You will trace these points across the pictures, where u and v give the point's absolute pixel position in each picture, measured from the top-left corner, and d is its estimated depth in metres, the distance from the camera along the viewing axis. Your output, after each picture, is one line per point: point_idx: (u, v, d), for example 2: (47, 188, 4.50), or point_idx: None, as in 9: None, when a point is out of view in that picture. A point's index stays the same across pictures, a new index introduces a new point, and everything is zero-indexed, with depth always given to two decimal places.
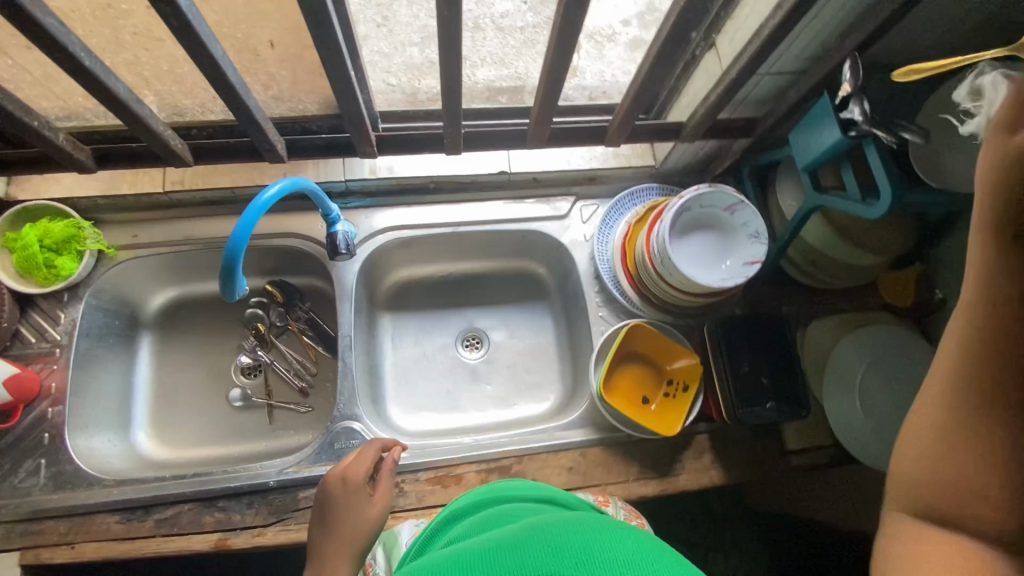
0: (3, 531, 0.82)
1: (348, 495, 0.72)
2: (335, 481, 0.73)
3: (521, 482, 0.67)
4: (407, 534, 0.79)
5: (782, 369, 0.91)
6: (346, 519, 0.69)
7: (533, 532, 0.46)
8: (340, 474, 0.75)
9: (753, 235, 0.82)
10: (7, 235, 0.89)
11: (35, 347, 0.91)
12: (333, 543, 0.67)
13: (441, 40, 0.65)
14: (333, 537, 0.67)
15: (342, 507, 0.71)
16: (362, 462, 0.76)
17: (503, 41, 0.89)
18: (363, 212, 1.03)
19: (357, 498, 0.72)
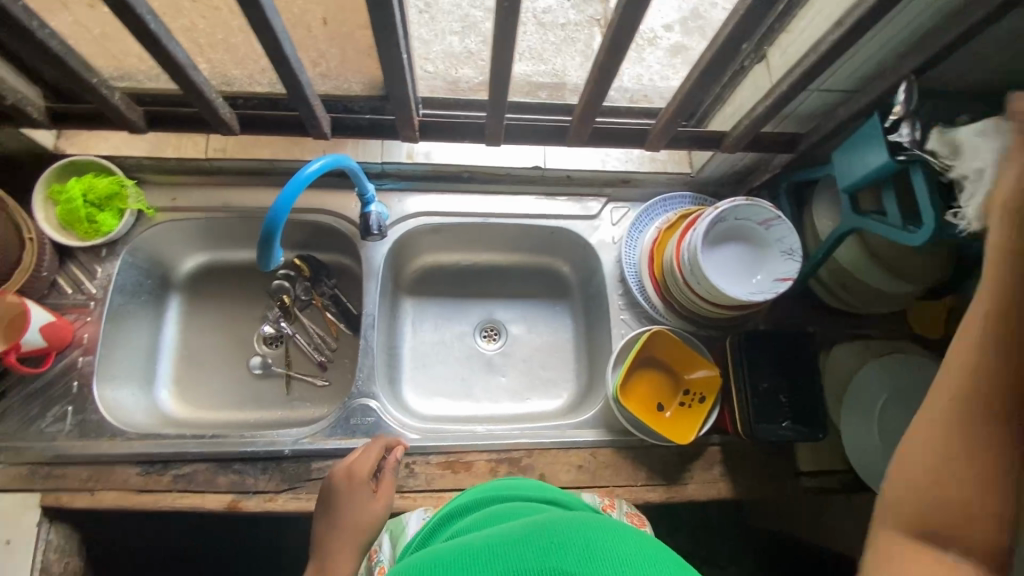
0: (27, 472, 0.84)
1: (351, 492, 0.76)
2: (340, 478, 0.78)
3: (522, 483, 0.67)
4: (414, 524, 0.82)
5: (802, 390, 0.90)
6: (348, 515, 0.73)
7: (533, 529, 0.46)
8: (345, 472, 0.79)
9: (787, 252, 0.82)
10: (53, 186, 0.91)
11: (70, 298, 0.93)
12: (337, 539, 0.71)
13: (497, 31, 0.65)
14: (337, 533, 0.72)
15: (344, 504, 0.75)
16: (366, 460, 0.80)
17: (543, 37, 0.84)
18: (396, 195, 1.05)
19: (361, 495, 0.76)
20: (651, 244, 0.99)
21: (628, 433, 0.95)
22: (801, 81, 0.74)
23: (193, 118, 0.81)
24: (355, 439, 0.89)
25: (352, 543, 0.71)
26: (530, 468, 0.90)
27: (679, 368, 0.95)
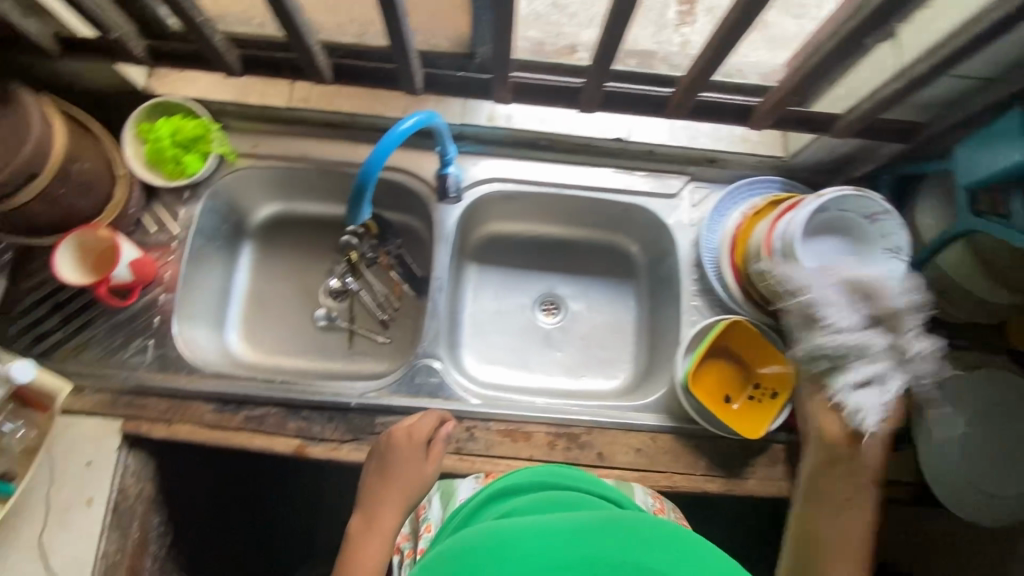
0: (110, 399, 0.88)
1: (403, 452, 0.76)
2: (396, 438, 0.77)
3: (570, 471, 0.63)
4: (465, 489, 0.82)
5: (883, 395, 0.86)
6: (397, 478, 0.74)
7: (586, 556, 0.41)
8: (400, 432, 0.78)
9: (892, 250, 0.77)
10: (143, 125, 0.92)
11: (154, 237, 0.96)
12: (379, 500, 0.72)
13: None
14: (382, 493, 0.73)
15: (395, 459, 0.76)
16: (421, 428, 0.79)
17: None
18: (471, 157, 1.02)
19: (414, 457, 0.76)
20: (735, 230, 0.95)
21: (692, 421, 0.92)
22: (942, 64, 0.67)
23: (286, 65, 0.80)
24: (419, 398, 0.90)
25: (395, 508, 0.72)
26: (589, 446, 0.89)
27: (752, 360, 0.92)
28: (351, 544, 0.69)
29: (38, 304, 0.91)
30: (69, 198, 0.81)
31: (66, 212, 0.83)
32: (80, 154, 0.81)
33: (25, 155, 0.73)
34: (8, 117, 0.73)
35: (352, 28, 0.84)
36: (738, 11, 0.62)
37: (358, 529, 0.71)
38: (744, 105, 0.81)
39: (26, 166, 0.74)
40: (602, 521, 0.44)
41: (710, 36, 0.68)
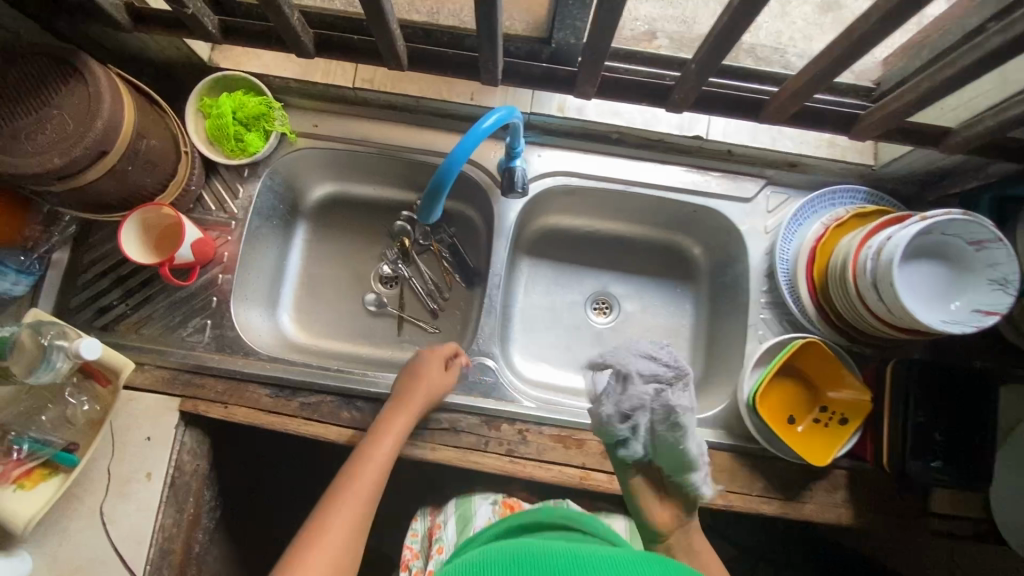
0: (169, 376, 0.89)
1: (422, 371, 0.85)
2: (419, 359, 0.86)
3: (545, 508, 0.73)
4: (482, 517, 0.84)
5: (961, 430, 0.81)
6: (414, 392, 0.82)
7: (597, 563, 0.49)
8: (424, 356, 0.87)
9: (997, 281, 0.71)
10: (205, 101, 0.90)
11: (213, 216, 0.95)
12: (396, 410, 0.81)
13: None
14: (399, 403, 0.82)
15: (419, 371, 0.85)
16: (440, 353, 0.88)
17: None
18: (535, 149, 0.98)
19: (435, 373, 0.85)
20: (815, 242, 0.89)
21: (751, 440, 0.89)
22: None
23: (362, 49, 0.76)
24: (471, 396, 0.89)
25: (408, 416, 0.80)
26: None
27: (821, 382, 0.88)
28: (366, 442, 0.78)
29: (101, 277, 0.91)
30: (135, 175, 0.80)
31: (133, 189, 0.82)
32: (148, 131, 0.79)
33: (99, 130, 0.70)
34: (80, 92, 0.71)
35: (424, 5, 0.80)
36: (873, 17, 0.55)
37: (374, 430, 0.80)
38: (847, 113, 0.75)
39: (97, 144, 0.71)
40: (598, 555, 0.50)
41: (830, 40, 0.61)
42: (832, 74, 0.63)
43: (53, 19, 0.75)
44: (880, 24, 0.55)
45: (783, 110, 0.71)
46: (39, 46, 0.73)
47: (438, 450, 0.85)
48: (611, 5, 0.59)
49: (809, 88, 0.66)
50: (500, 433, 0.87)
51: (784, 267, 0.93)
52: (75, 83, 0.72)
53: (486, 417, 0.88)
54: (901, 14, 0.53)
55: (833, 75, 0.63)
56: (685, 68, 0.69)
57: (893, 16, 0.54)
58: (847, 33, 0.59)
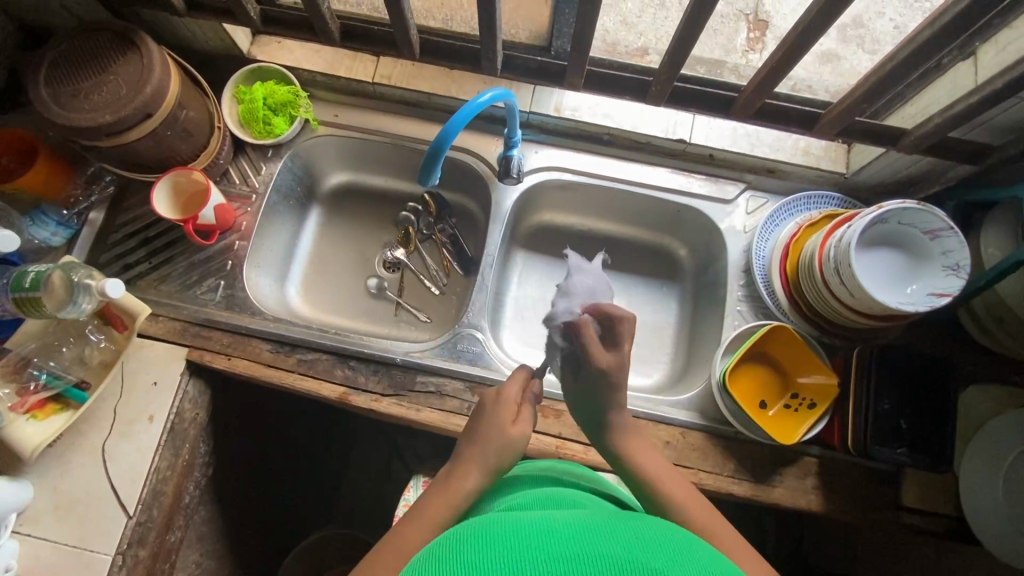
0: (181, 328, 0.96)
1: (494, 416, 0.71)
2: (500, 398, 0.73)
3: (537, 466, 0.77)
4: None
5: (925, 416, 0.84)
6: (494, 435, 0.69)
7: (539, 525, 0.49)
8: (500, 398, 0.73)
9: (950, 268, 0.76)
10: (240, 87, 1.02)
11: (236, 188, 1.04)
12: (470, 453, 0.68)
13: None
14: (474, 445, 0.69)
15: (494, 412, 0.72)
16: (513, 390, 0.74)
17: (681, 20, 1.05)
18: (533, 146, 1.07)
19: (505, 416, 0.71)
20: (788, 239, 0.96)
21: (725, 423, 0.93)
22: (1012, 85, 0.66)
23: (382, 39, 0.87)
24: (457, 363, 0.95)
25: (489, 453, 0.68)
26: None
27: (793, 369, 0.92)
28: (444, 480, 0.67)
29: (129, 237, 1.00)
30: (172, 141, 0.90)
31: (168, 153, 0.92)
32: (188, 103, 0.89)
33: (147, 94, 0.80)
34: (134, 61, 0.82)
35: (439, 12, 0.93)
36: (814, 14, 0.65)
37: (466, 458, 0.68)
38: (809, 113, 0.83)
39: (145, 106, 0.81)
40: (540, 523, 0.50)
41: (777, 43, 0.72)
42: (784, 66, 0.72)
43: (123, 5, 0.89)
44: (820, 20, 0.64)
45: (750, 104, 0.81)
46: (102, 23, 0.84)
47: (422, 410, 0.91)
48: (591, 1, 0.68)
49: (769, 80, 0.75)
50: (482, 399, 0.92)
51: (760, 263, 0.99)
52: (130, 54, 0.82)
53: (470, 383, 0.93)
54: (833, 11, 0.63)
55: (787, 67, 0.72)
56: (661, 64, 0.79)
57: (831, 10, 0.63)
58: (794, 30, 0.68)
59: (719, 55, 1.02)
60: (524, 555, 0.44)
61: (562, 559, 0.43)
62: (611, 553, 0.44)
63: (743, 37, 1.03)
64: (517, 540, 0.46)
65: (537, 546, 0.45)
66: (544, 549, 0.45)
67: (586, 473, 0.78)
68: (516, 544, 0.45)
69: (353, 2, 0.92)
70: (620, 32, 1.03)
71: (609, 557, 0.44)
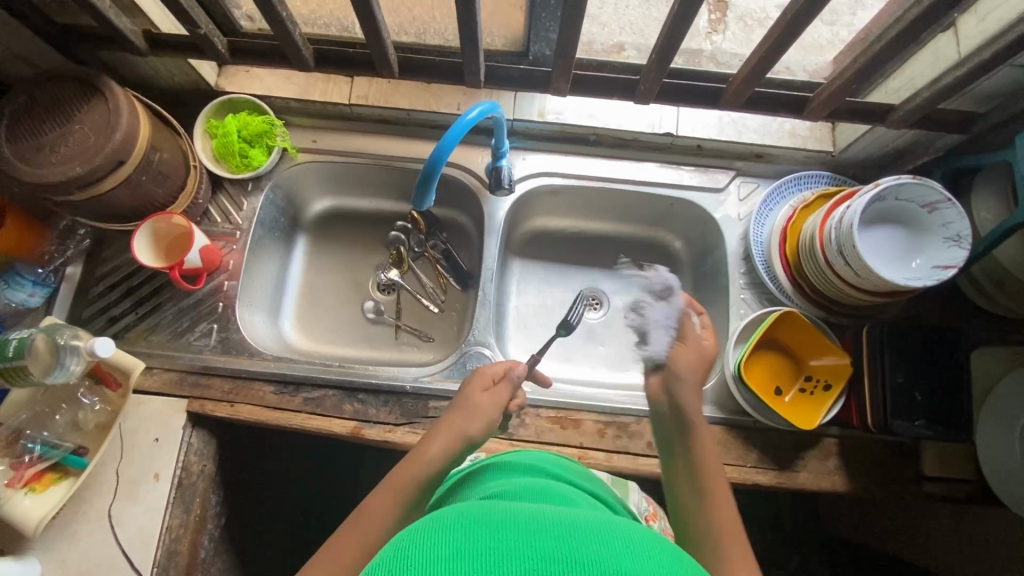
0: (177, 378, 0.92)
1: (470, 390, 0.74)
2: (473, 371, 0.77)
3: (535, 455, 0.73)
4: None
5: (938, 387, 0.84)
6: (463, 405, 0.71)
7: (535, 518, 0.45)
8: (478, 376, 0.76)
9: (951, 239, 0.77)
10: (212, 122, 0.98)
11: (220, 227, 1.00)
12: (444, 423, 0.70)
13: None
14: (448, 415, 0.71)
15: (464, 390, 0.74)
16: (495, 367, 0.77)
17: (647, 12, 1.04)
18: (519, 152, 1.05)
19: (474, 389, 0.74)
20: (784, 222, 0.96)
21: (742, 414, 0.92)
22: (1001, 55, 0.66)
23: (359, 61, 0.84)
24: None
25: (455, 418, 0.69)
26: (638, 435, 0.90)
27: (802, 352, 0.93)
28: (416, 448, 0.68)
29: (111, 288, 0.96)
30: (147, 186, 0.86)
31: (145, 200, 0.88)
32: (160, 144, 0.85)
33: (116, 142, 0.76)
34: (99, 108, 0.78)
35: (412, 27, 0.90)
36: (802, 2, 0.64)
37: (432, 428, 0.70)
38: (797, 98, 0.83)
39: (115, 154, 0.77)
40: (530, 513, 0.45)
41: (763, 33, 0.71)
42: (775, 55, 0.71)
43: (80, 49, 0.85)
44: (808, 8, 0.64)
45: (739, 94, 0.80)
46: (61, 70, 0.80)
47: None
48: (576, 8, 0.67)
49: (758, 70, 0.75)
50: None
51: (758, 249, 0.99)
52: (94, 100, 0.78)
53: None
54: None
55: (775, 56, 0.71)
56: (649, 62, 0.78)
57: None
58: (782, 19, 0.67)
59: (696, 44, 1.00)
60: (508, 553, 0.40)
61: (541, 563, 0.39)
62: (597, 559, 0.39)
63: (704, 19, 1.01)
64: (500, 536, 0.41)
65: (525, 545, 0.40)
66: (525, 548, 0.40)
67: (595, 478, 0.75)
68: (503, 540, 0.41)
69: (321, 24, 0.89)
70: (592, 30, 1.02)
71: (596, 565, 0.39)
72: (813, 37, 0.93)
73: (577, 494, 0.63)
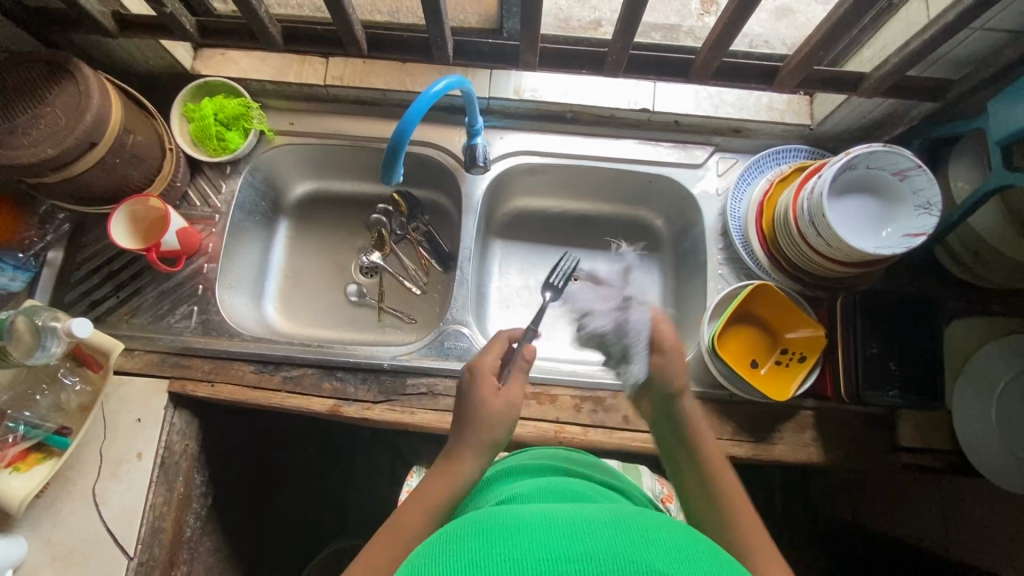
0: (158, 360, 0.93)
1: (477, 392, 0.75)
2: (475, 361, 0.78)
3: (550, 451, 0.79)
4: None
5: (914, 356, 0.84)
6: (481, 409, 0.73)
7: (540, 519, 0.47)
8: (479, 372, 0.77)
9: (922, 207, 0.77)
10: (188, 106, 0.98)
11: (199, 210, 1.01)
12: (466, 431, 0.72)
13: None
14: (466, 422, 0.72)
15: (473, 392, 0.75)
16: (489, 359, 0.78)
17: None
18: (497, 132, 1.05)
19: (483, 388, 0.75)
20: (760, 197, 0.96)
21: (718, 387, 0.93)
22: (966, 16, 0.65)
23: (328, 39, 0.84)
24: (447, 360, 0.94)
25: (476, 426, 0.72)
26: (615, 409, 0.91)
27: (778, 325, 0.93)
28: (449, 457, 0.70)
29: (92, 273, 0.97)
30: (122, 168, 0.87)
31: (121, 182, 0.89)
32: (134, 126, 0.86)
33: (87, 122, 0.77)
34: (70, 90, 0.78)
35: (384, 6, 0.90)
36: None
37: (455, 434, 0.72)
38: (766, 68, 0.83)
39: (87, 135, 0.77)
40: (539, 516, 0.48)
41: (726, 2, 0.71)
42: (739, 22, 0.71)
43: (51, 33, 0.85)
44: None
45: (707, 65, 0.80)
46: (31, 54, 0.80)
47: (416, 413, 0.90)
48: None
49: (723, 40, 0.75)
50: None
51: (736, 224, 0.99)
52: (66, 82, 0.79)
53: (462, 379, 0.92)
54: None
55: (739, 24, 0.71)
56: (614, 34, 0.78)
57: None
58: None
59: (674, 20, 0.99)
60: (524, 557, 0.42)
61: (554, 565, 0.41)
62: (608, 555, 0.42)
63: (695, 2, 1.01)
64: (515, 542, 0.44)
65: (534, 548, 0.43)
66: (539, 550, 0.42)
67: (597, 464, 0.80)
68: (517, 544, 0.43)
69: (295, 5, 0.89)
70: (572, 7, 1.01)
71: (612, 563, 0.41)
72: (807, 16, 0.93)
73: (591, 488, 0.67)
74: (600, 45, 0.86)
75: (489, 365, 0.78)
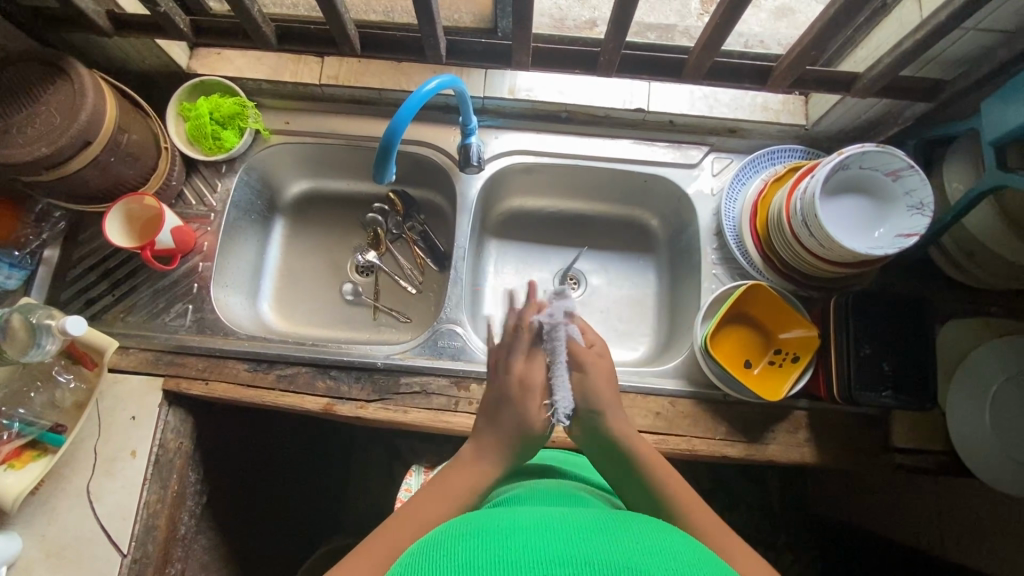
0: (153, 358, 0.93)
1: (524, 408, 0.68)
2: (520, 368, 0.70)
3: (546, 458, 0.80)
4: None
5: (907, 357, 0.84)
6: (524, 423, 0.69)
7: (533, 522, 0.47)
8: (527, 384, 0.69)
9: (915, 207, 0.77)
10: (184, 105, 0.98)
11: (194, 209, 1.01)
12: (503, 439, 0.69)
13: None
14: (503, 429, 0.69)
15: (519, 405, 0.69)
16: (538, 373, 0.70)
17: None
18: (492, 131, 1.05)
19: (529, 404, 0.69)
20: (754, 196, 0.95)
21: (712, 387, 0.93)
22: (957, 17, 0.65)
23: (322, 38, 0.84)
24: (441, 359, 0.94)
25: (514, 438, 0.69)
26: None
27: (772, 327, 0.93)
28: (475, 456, 0.69)
29: (88, 271, 0.97)
30: (117, 167, 0.87)
31: (116, 181, 0.89)
32: (129, 126, 0.86)
33: (81, 121, 0.77)
34: (64, 89, 0.78)
35: (379, 5, 0.90)
36: None
37: (488, 438, 0.69)
38: (760, 67, 0.83)
39: (81, 134, 0.78)
40: (533, 519, 0.48)
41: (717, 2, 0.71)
42: (730, 22, 0.71)
43: (46, 32, 0.86)
44: None
45: (700, 65, 0.80)
46: (26, 53, 0.81)
47: (409, 412, 0.90)
48: None
49: (715, 39, 0.75)
50: (469, 392, 0.91)
51: (731, 224, 0.98)
52: (60, 81, 0.79)
53: (455, 378, 0.92)
54: None
55: (730, 24, 0.71)
56: (607, 33, 0.78)
57: None
58: None
59: (671, 20, 0.99)
60: (517, 559, 0.42)
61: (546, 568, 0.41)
62: (600, 558, 0.42)
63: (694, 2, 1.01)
64: (508, 543, 0.44)
65: (527, 550, 0.43)
66: (533, 552, 0.43)
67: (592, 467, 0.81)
68: (511, 546, 0.44)
69: (289, 4, 0.89)
70: (569, 6, 1.01)
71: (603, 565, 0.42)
72: (807, 15, 0.92)
73: (583, 489, 0.69)
74: (593, 44, 0.85)
75: (539, 382, 0.70)
